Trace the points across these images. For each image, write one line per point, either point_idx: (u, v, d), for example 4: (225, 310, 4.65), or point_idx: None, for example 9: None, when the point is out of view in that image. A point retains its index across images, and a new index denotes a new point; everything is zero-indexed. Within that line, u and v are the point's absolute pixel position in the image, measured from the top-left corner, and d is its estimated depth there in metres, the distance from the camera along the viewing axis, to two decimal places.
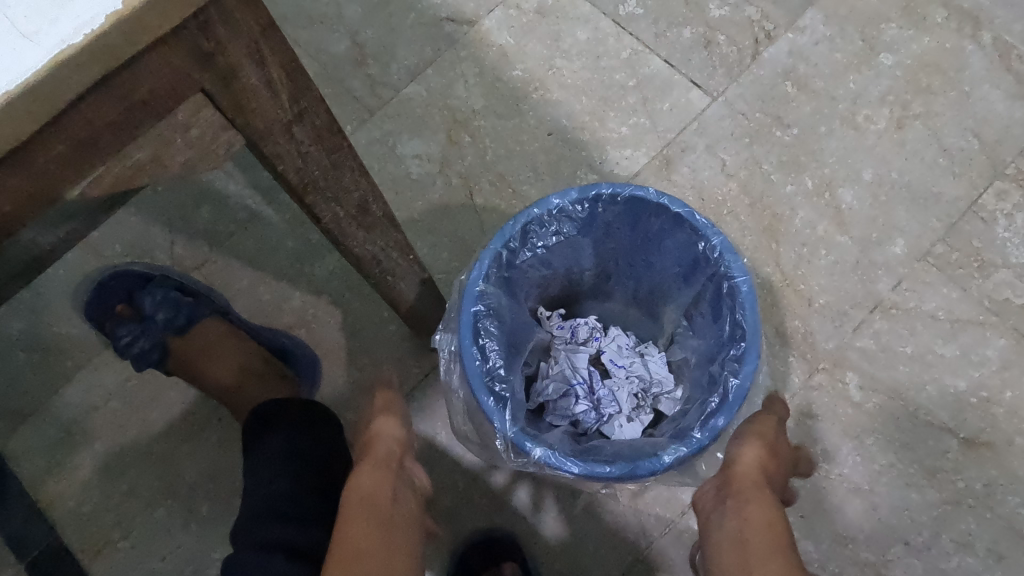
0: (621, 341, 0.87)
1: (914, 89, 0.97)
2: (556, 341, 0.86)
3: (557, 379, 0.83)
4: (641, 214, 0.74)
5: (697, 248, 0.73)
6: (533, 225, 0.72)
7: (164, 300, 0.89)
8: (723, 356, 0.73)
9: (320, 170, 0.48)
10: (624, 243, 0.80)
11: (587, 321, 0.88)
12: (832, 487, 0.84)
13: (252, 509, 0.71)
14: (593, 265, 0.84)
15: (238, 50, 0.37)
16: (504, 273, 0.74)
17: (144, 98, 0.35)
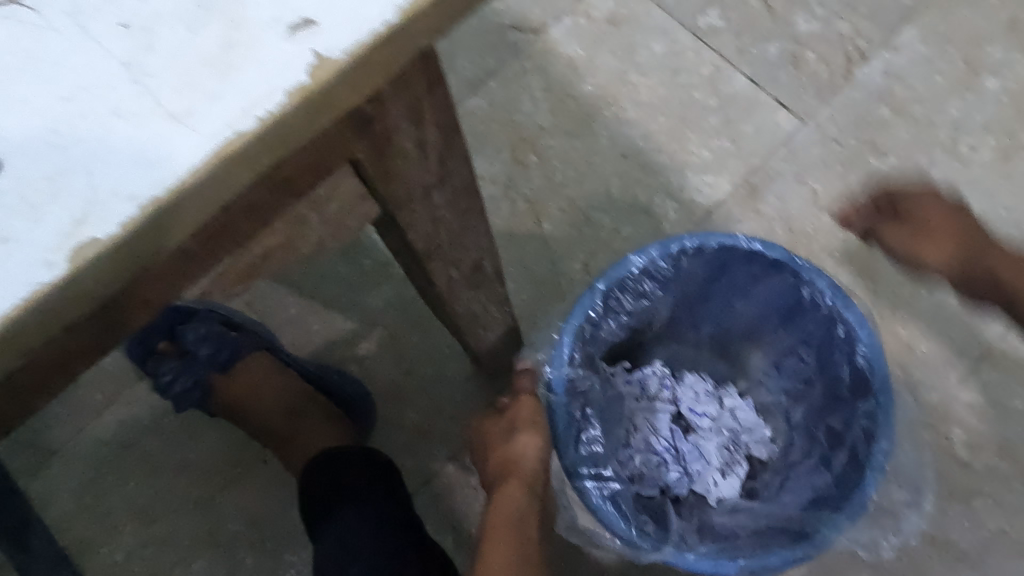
0: (699, 386, 0.77)
1: (1021, 117, 0.90)
2: (627, 401, 0.74)
3: (641, 448, 0.73)
4: (737, 261, 0.65)
5: (800, 295, 0.65)
6: (621, 283, 0.63)
7: (208, 334, 0.80)
8: (842, 408, 0.66)
9: (447, 234, 0.41)
10: (704, 292, 0.71)
11: (655, 369, 0.76)
12: (938, 555, 0.78)
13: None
14: (667, 316, 0.74)
15: (399, 111, 0.29)
16: (585, 346, 0.65)
17: (290, 175, 0.27)
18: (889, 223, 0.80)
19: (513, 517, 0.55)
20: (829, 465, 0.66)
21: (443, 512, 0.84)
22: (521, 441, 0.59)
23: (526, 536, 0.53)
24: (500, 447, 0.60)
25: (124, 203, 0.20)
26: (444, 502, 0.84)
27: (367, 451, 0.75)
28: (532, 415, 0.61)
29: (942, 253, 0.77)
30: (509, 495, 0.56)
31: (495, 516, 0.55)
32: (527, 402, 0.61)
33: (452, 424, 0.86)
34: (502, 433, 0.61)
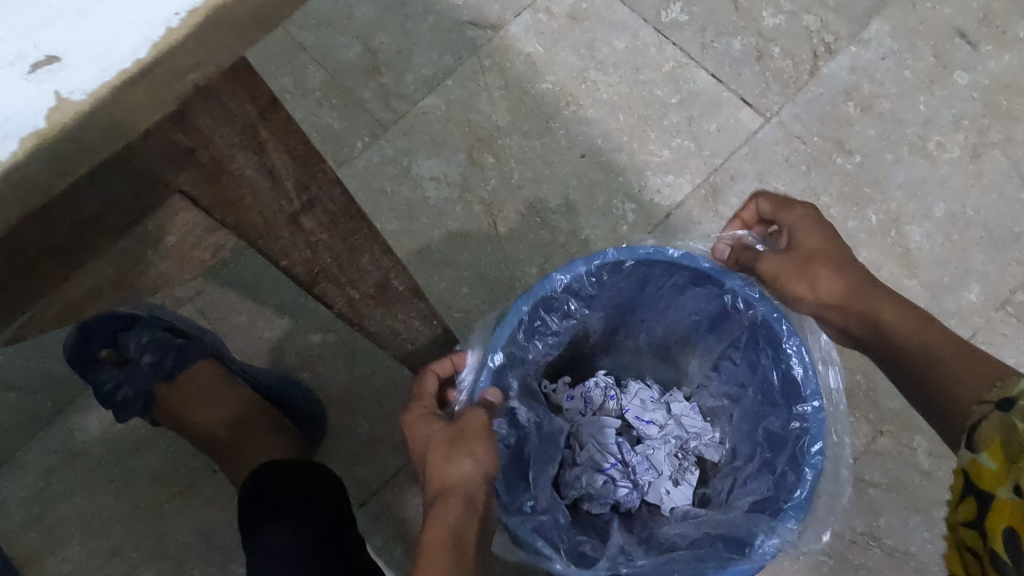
0: (645, 394, 0.75)
1: (992, 113, 0.87)
2: (570, 416, 0.75)
3: (587, 465, 0.71)
4: (663, 274, 0.64)
5: (730, 304, 0.64)
6: (543, 300, 0.62)
7: (150, 343, 0.79)
8: (781, 411, 0.64)
9: (332, 257, 0.39)
10: (635, 301, 0.70)
11: (597, 380, 0.75)
12: (896, 566, 0.76)
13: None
14: (600, 324, 0.73)
15: (226, 140, 0.27)
16: (512, 364, 0.65)
17: (99, 216, 0.25)
18: (812, 278, 0.57)
19: (453, 538, 0.48)
20: (771, 468, 0.64)
21: (394, 522, 0.82)
22: (462, 458, 0.52)
23: (466, 562, 0.46)
24: (436, 461, 0.53)
25: None
26: (396, 511, 0.83)
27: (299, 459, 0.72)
28: (483, 430, 0.54)
29: (825, 290, 0.57)
30: (450, 514, 0.49)
31: (430, 538, 0.48)
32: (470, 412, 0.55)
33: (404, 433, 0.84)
34: (438, 445, 0.54)
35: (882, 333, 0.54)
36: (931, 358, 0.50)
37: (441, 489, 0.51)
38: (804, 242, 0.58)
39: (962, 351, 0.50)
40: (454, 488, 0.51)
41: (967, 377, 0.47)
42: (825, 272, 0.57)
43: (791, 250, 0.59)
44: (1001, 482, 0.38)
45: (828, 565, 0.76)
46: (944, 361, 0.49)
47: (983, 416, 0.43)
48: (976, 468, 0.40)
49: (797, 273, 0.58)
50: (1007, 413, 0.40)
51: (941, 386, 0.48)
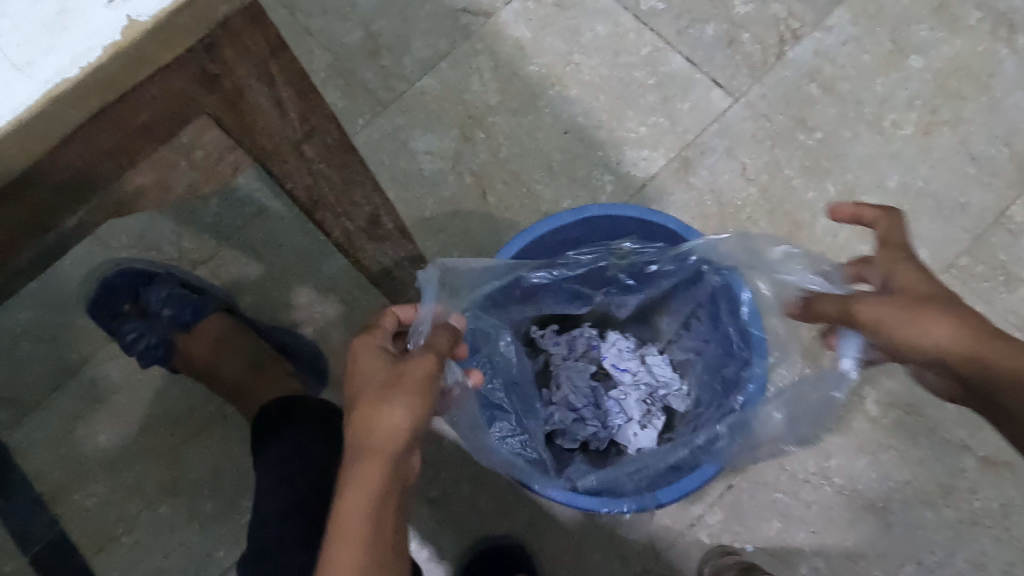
0: (621, 344, 0.82)
1: (944, 94, 0.94)
2: (553, 359, 0.82)
3: (562, 406, 0.79)
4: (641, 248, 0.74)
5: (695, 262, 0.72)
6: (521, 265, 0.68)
7: (170, 296, 0.89)
8: (735, 371, 0.72)
9: (330, 186, 0.47)
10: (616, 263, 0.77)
11: (583, 330, 0.82)
12: (845, 503, 0.83)
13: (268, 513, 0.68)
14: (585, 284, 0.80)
15: (246, 72, 0.35)
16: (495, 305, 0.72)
17: (147, 123, 0.33)
18: (925, 314, 0.48)
19: (371, 512, 0.42)
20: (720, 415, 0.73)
21: None
22: (393, 407, 0.46)
23: (385, 543, 0.42)
24: (363, 406, 0.46)
25: None
26: None
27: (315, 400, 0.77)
28: (424, 380, 0.48)
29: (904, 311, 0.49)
30: (367, 481, 0.43)
31: (347, 507, 0.42)
32: (417, 365, 0.49)
33: None
34: (370, 392, 0.47)
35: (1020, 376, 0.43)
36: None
37: (363, 441, 0.44)
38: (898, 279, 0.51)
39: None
40: (379, 444, 0.44)
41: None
42: (931, 304, 0.48)
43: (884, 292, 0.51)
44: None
45: (782, 502, 0.83)
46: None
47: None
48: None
49: (900, 309, 0.49)
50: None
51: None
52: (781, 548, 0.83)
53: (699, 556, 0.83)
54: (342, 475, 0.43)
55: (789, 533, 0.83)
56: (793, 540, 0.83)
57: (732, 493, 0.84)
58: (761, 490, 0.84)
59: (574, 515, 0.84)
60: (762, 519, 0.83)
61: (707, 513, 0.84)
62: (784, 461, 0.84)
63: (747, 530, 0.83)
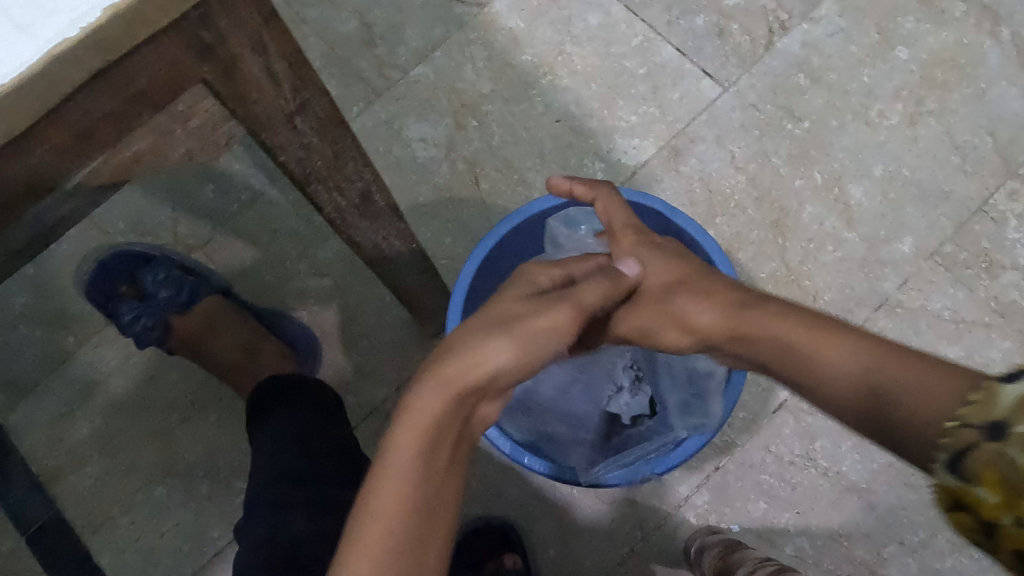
0: None
1: (929, 84, 0.96)
2: None
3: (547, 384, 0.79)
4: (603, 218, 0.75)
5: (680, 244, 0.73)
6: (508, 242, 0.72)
7: (167, 278, 0.90)
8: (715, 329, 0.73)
9: (322, 160, 0.48)
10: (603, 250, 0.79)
11: None
12: (830, 485, 0.84)
13: (256, 479, 0.67)
14: None
15: (239, 42, 0.36)
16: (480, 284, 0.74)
17: (143, 90, 0.34)
18: (688, 304, 0.56)
19: (432, 446, 0.40)
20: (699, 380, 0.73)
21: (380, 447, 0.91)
22: (494, 346, 0.43)
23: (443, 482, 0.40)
24: (468, 339, 0.44)
25: None
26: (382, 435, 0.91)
27: (295, 377, 0.77)
28: (545, 336, 0.46)
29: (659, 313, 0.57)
30: (437, 409, 0.40)
31: (409, 425, 0.40)
32: (546, 321, 0.46)
33: (392, 367, 0.93)
34: (475, 329, 0.45)
35: (782, 346, 0.48)
36: (851, 380, 0.43)
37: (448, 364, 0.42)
38: (660, 272, 0.59)
39: (889, 356, 0.43)
40: (458, 373, 0.42)
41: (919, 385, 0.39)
42: (691, 295, 0.56)
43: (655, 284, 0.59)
44: (1005, 512, 0.33)
45: (768, 483, 0.85)
46: (863, 372, 0.43)
47: (968, 441, 0.35)
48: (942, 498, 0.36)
49: (664, 300, 0.58)
50: (998, 443, 0.33)
51: (894, 404, 0.40)
52: (767, 528, 0.84)
53: (686, 536, 0.85)
54: (411, 390, 0.42)
55: (774, 514, 0.84)
56: (779, 521, 0.84)
57: (719, 474, 0.85)
58: (747, 471, 0.85)
59: (564, 496, 0.85)
60: (748, 500, 0.85)
61: (694, 494, 0.85)
62: (770, 443, 0.86)
63: (733, 510, 0.85)
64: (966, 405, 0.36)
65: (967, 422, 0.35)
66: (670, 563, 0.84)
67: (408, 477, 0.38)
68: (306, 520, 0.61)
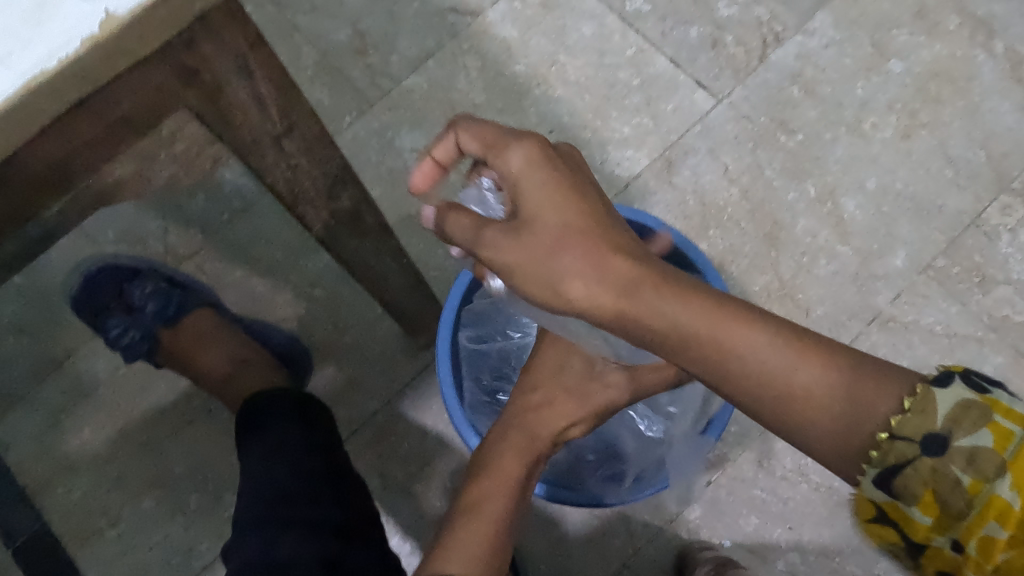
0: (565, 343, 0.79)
1: (923, 98, 0.96)
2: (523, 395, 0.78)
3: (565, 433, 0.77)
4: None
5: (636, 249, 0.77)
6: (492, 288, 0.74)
7: (154, 291, 0.89)
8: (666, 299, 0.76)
9: (311, 180, 0.48)
10: None
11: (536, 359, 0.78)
12: (822, 500, 0.84)
13: (246, 498, 0.67)
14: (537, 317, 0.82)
15: (224, 67, 0.35)
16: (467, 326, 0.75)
17: (127, 116, 0.34)
18: (564, 256, 0.45)
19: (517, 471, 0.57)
20: None
21: (371, 459, 0.91)
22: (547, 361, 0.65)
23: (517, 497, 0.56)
24: (552, 408, 0.62)
25: None
26: (373, 448, 0.91)
27: (283, 392, 0.77)
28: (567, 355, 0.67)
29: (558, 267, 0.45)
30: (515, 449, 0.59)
31: (507, 463, 0.58)
32: (618, 381, 0.63)
33: (382, 379, 0.93)
34: (565, 397, 0.63)
35: (689, 345, 0.42)
36: (765, 378, 0.40)
37: (536, 428, 0.61)
38: (535, 206, 0.46)
39: (807, 364, 0.40)
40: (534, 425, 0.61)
41: (856, 399, 0.38)
42: (573, 249, 0.45)
43: (515, 229, 0.47)
44: (936, 534, 0.34)
45: (760, 498, 0.85)
46: (777, 376, 0.40)
47: (904, 455, 0.35)
48: (866, 506, 0.37)
49: (530, 252, 0.46)
50: (938, 457, 0.33)
51: (794, 422, 0.40)
52: (759, 543, 0.84)
53: (677, 552, 0.84)
54: (505, 439, 0.60)
55: (766, 529, 0.84)
56: (771, 536, 0.84)
57: (711, 488, 0.85)
58: (739, 486, 0.85)
59: (555, 510, 0.85)
60: (740, 515, 0.85)
61: (686, 509, 0.85)
62: (762, 458, 0.85)
63: (726, 525, 0.84)
64: (900, 413, 0.36)
65: (900, 436, 0.35)
66: None
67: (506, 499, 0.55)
68: (294, 539, 0.60)
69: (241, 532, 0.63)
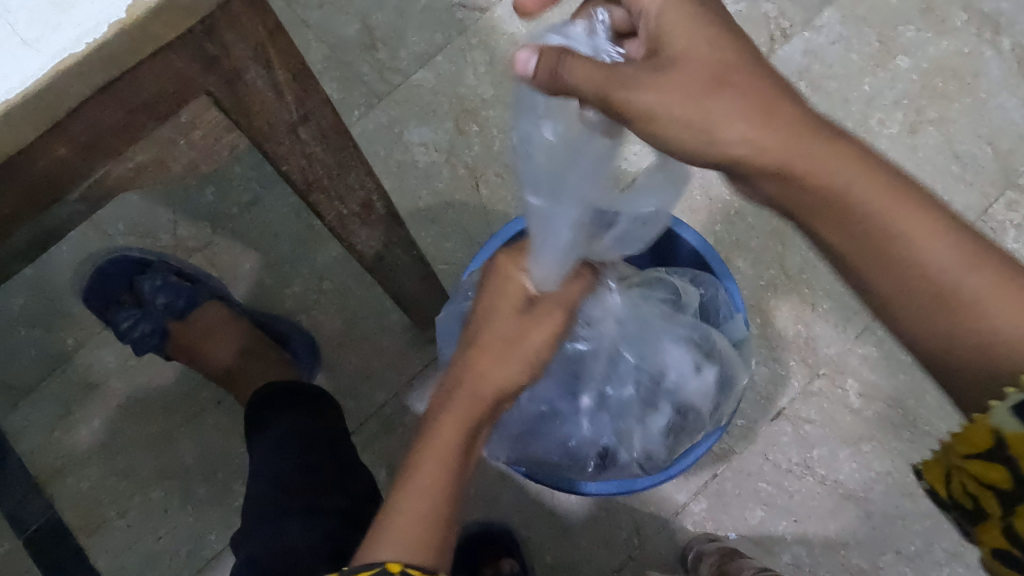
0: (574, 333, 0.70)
1: (930, 93, 0.96)
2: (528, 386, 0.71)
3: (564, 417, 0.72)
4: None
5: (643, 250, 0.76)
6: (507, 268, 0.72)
7: (164, 286, 0.90)
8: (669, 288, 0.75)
9: (324, 169, 0.48)
10: None
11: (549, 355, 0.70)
12: (826, 493, 0.85)
13: (256, 486, 0.67)
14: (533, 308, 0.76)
15: (244, 55, 0.36)
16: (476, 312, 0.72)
17: (149, 102, 0.34)
18: (727, 119, 0.44)
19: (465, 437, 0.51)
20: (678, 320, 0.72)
21: (379, 450, 0.91)
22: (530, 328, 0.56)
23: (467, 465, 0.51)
24: (483, 359, 0.54)
25: None
26: (381, 439, 0.91)
27: (292, 383, 0.78)
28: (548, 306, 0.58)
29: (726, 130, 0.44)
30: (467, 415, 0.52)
31: (443, 434, 0.51)
32: (549, 317, 0.57)
33: (390, 371, 0.93)
34: (497, 343, 0.55)
35: (876, 221, 0.43)
36: (924, 271, 0.42)
37: (473, 388, 0.53)
38: (683, 46, 0.45)
39: (980, 261, 0.42)
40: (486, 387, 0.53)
41: (999, 306, 0.41)
42: (729, 89, 0.44)
43: (656, 79, 0.44)
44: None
45: (765, 491, 0.85)
46: (941, 272, 0.42)
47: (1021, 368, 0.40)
48: (985, 435, 0.42)
49: (694, 105, 0.44)
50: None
51: (960, 313, 0.42)
52: (764, 535, 0.85)
53: (683, 544, 0.85)
54: (442, 404, 0.53)
55: (771, 522, 0.85)
56: (776, 529, 0.85)
57: (716, 481, 0.86)
58: (744, 479, 0.86)
59: (561, 502, 0.85)
60: (745, 507, 0.85)
61: (692, 501, 0.85)
62: (767, 451, 0.86)
63: (731, 518, 0.85)
64: None
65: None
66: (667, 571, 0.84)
67: (444, 480, 0.49)
68: (304, 526, 0.61)
69: (252, 519, 0.65)
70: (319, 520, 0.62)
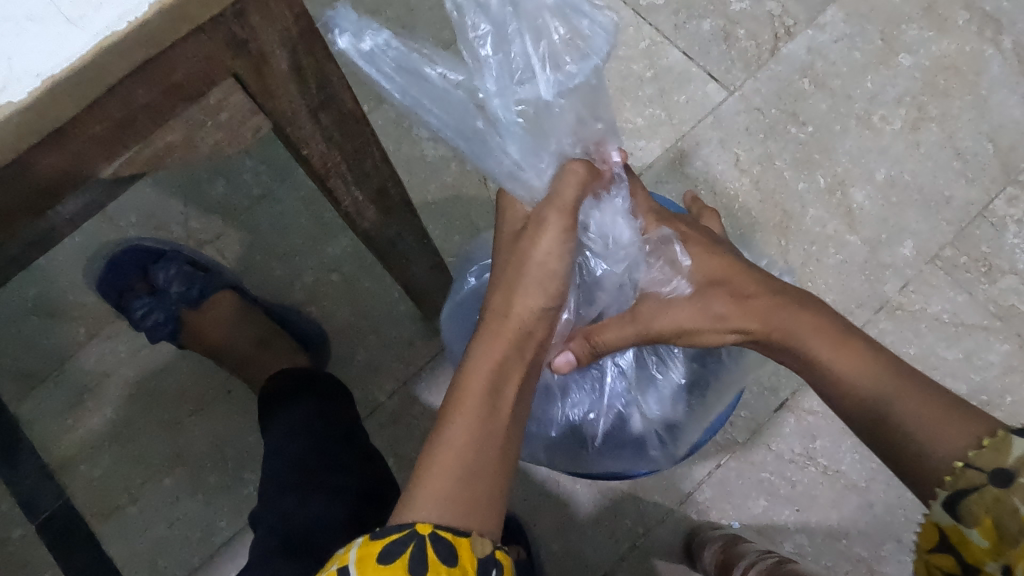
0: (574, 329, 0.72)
1: (931, 91, 0.97)
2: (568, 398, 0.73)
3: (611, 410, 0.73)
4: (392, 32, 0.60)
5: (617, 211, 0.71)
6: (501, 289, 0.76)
7: (179, 274, 0.92)
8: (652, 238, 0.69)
9: (342, 155, 0.50)
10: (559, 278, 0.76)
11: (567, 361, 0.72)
12: (829, 483, 0.86)
13: (270, 470, 0.68)
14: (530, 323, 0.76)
15: (271, 39, 0.37)
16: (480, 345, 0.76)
17: (180, 82, 0.36)
18: (718, 319, 0.60)
19: (489, 387, 0.50)
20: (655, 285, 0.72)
21: (388, 439, 0.93)
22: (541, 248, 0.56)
23: (497, 416, 0.49)
24: (497, 299, 0.55)
25: (32, 79, 0.29)
26: (389, 429, 0.93)
27: (302, 370, 0.79)
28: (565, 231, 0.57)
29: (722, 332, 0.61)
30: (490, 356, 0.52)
31: (469, 383, 0.50)
32: (552, 224, 0.56)
33: (398, 361, 0.95)
34: (507, 277, 0.56)
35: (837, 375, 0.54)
36: (871, 395, 0.52)
37: (495, 326, 0.54)
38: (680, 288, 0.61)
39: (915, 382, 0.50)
40: (503, 327, 0.54)
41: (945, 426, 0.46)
42: (697, 299, 0.61)
43: (668, 304, 0.62)
44: (991, 559, 0.39)
45: (768, 481, 0.86)
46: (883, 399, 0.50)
47: (973, 482, 0.42)
48: (936, 531, 0.43)
49: (702, 319, 0.61)
50: (1003, 489, 0.40)
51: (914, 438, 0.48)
52: (767, 525, 0.86)
53: (687, 532, 0.86)
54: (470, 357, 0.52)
55: (774, 511, 0.86)
56: (778, 518, 0.86)
57: (720, 471, 0.87)
58: (748, 469, 0.87)
59: (567, 491, 0.87)
60: (748, 497, 0.86)
61: (696, 491, 0.87)
62: (770, 441, 0.87)
63: (734, 507, 0.86)
64: (979, 448, 0.43)
65: (974, 464, 0.42)
66: (671, 559, 0.86)
67: (473, 427, 0.48)
68: (318, 506, 0.62)
69: (267, 500, 0.66)
70: (332, 500, 0.63)
